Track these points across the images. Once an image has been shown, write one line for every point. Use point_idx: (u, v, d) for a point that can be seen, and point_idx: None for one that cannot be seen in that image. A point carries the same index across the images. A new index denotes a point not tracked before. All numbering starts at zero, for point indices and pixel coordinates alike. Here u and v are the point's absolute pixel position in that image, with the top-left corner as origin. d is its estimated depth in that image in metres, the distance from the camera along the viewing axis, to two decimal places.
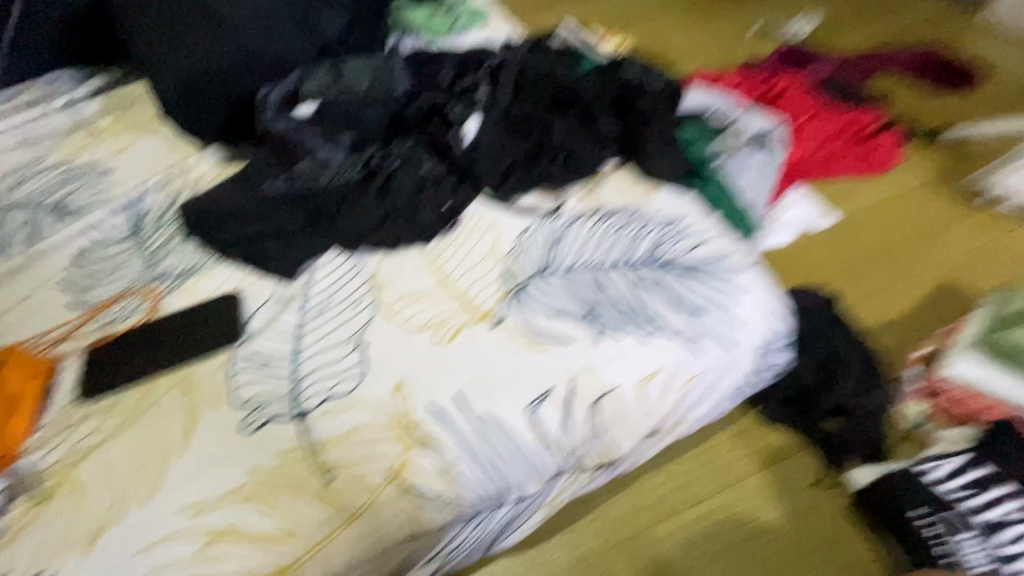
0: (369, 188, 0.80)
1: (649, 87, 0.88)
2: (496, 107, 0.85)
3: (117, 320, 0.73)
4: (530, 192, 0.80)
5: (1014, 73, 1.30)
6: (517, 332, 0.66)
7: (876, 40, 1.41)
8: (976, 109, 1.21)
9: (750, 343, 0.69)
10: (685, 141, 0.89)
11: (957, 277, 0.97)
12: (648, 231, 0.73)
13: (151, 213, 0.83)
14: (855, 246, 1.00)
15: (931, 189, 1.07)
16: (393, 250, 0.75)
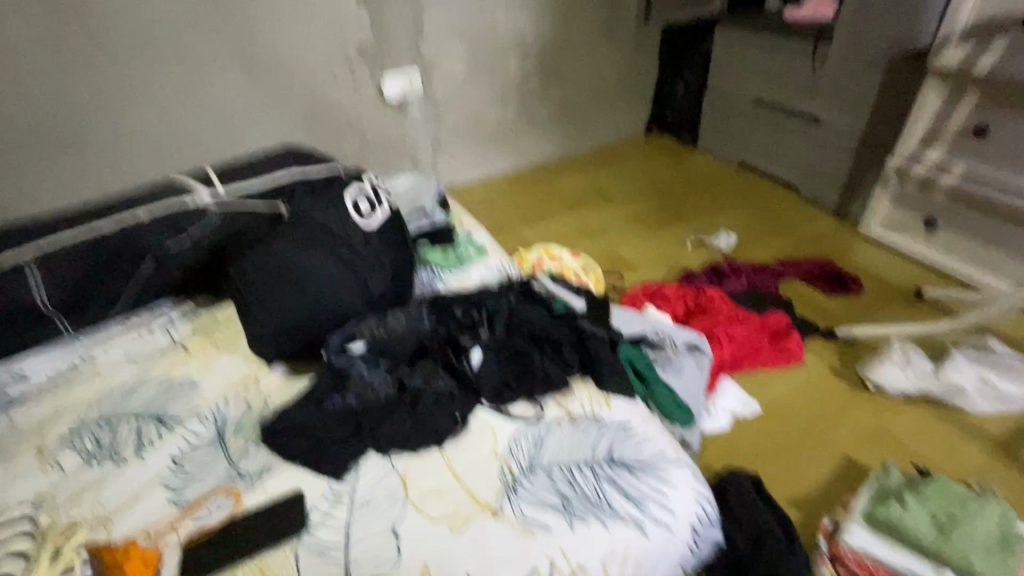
0: (399, 404, 1.10)
1: (600, 329, 1.22)
2: (493, 340, 1.18)
3: (206, 517, 0.97)
4: (518, 403, 1.11)
5: (881, 280, 1.71)
6: (510, 519, 0.90)
7: (775, 256, 1.89)
8: (856, 311, 1.60)
9: (684, 524, 0.92)
10: (630, 358, 1.23)
11: (857, 455, 1.20)
12: (604, 435, 1.02)
13: (231, 422, 1.15)
14: (771, 427, 1.27)
15: (827, 378, 1.38)
16: (418, 453, 1.04)
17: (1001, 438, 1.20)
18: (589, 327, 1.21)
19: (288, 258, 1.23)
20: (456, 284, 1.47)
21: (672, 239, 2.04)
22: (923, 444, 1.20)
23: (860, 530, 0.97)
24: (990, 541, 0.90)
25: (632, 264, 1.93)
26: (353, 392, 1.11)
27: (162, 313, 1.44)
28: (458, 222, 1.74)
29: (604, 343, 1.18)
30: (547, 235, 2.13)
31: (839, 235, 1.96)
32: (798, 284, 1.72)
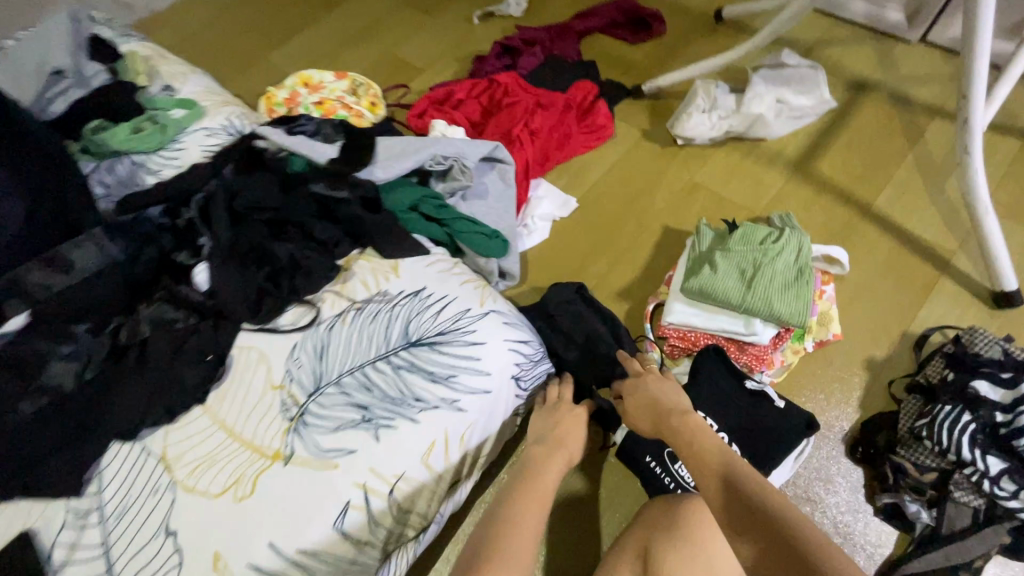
0: (124, 371, 0.80)
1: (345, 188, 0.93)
2: (219, 243, 0.85)
3: None
4: (288, 310, 0.86)
5: (683, 8, 1.51)
6: (306, 459, 0.74)
7: (573, 7, 1.58)
8: (662, 54, 1.42)
9: (504, 379, 0.81)
10: (412, 203, 0.98)
11: (673, 222, 1.15)
12: (397, 313, 0.83)
13: None
14: (590, 220, 1.17)
15: (638, 145, 1.26)
16: (175, 421, 0.80)
17: (798, 158, 1.18)
18: (327, 195, 0.92)
19: None
20: (172, 172, 1.08)
21: (457, 17, 1.62)
22: (731, 188, 1.17)
23: (681, 308, 0.94)
24: (788, 275, 0.90)
25: (415, 66, 1.54)
26: (48, 381, 0.80)
27: None
28: (141, 72, 1.19)
29: (355, 206, 0.91)
30: (303, 55, 1.61)
31: None
32: (600, 37, 1.47)
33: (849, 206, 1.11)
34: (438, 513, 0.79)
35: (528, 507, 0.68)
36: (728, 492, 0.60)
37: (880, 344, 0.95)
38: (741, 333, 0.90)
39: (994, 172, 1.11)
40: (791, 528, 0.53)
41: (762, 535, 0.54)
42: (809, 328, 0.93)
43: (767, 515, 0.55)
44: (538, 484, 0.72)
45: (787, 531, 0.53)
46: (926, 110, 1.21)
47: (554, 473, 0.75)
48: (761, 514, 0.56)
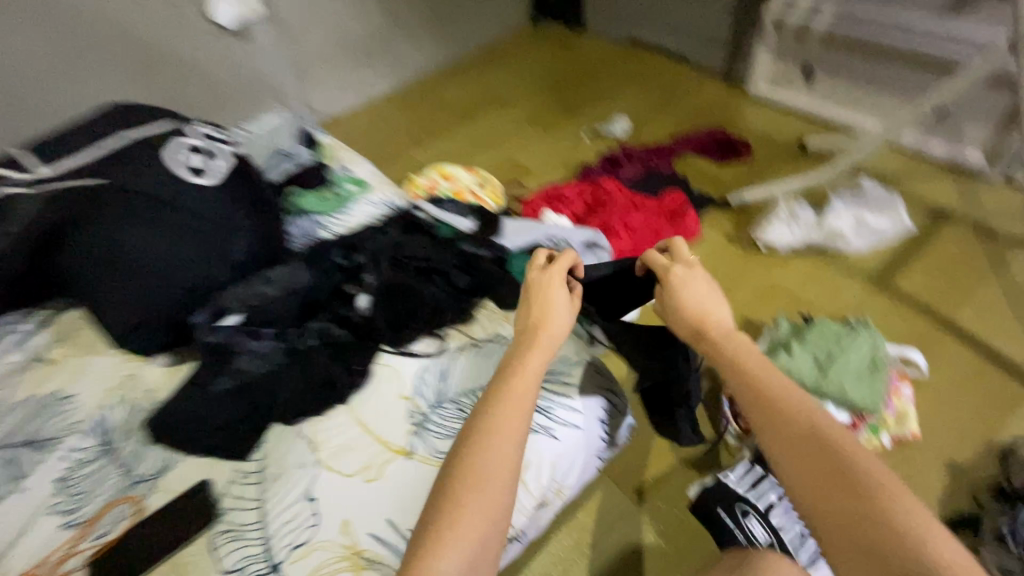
0: (292, 367, 1.03)
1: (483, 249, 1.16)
2: (379, 281, 1.10)
3: (108, 530, 0.93)
4: (420, 340, 1.06)
5: (769, 139, 1.73)
6: (424, 457, 0.90)
7: (669, 133, 1.86)
8: (748, 175, 1.62)
9: (592, 419, 0.95)
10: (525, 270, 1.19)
11: (752, 315, 1.26)
12: None
13: (116, 429, 1.06)
14: None
15: (723, 247, 1.42)
16: (322, 414, 0.99)
17: (876, 271, 1.28)
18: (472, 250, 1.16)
19: (120, 238, 1.05)
20: (342, 229, 1.36)
21: (570, 135, 1.96)
22: (809, 290, 1.28)
23: None
24: (862, 367, 0.98)
25: (530, 168, 1.86)
26: (241, 369, 1.04)
27: (10, 326, 1.28)
28: (331, 156, 1.58)
29: (492, 261, 1.14)
30: (441, 154, 2.00)
31: (728, 100, 1.95)
32: (693, 157, 1.71)
33: (929, 318, 1.17)
34: (523, 530, 0.89)
35: (506, 415, 0.67)
36: (814, 475, 0.69)
37: (964, 449, 0.97)
38: None
39: None
40: (880, 517, 0.63)
41: (849, 516, 0.65)
42: (885, 421, 0.98)
43: (855, 498, 0.65)
44: (512, 388, 0.70)
45: (875, 513, 0.64)
46: (1008, 241, 1.29)
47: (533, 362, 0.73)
48: (845, 497, 0.66)
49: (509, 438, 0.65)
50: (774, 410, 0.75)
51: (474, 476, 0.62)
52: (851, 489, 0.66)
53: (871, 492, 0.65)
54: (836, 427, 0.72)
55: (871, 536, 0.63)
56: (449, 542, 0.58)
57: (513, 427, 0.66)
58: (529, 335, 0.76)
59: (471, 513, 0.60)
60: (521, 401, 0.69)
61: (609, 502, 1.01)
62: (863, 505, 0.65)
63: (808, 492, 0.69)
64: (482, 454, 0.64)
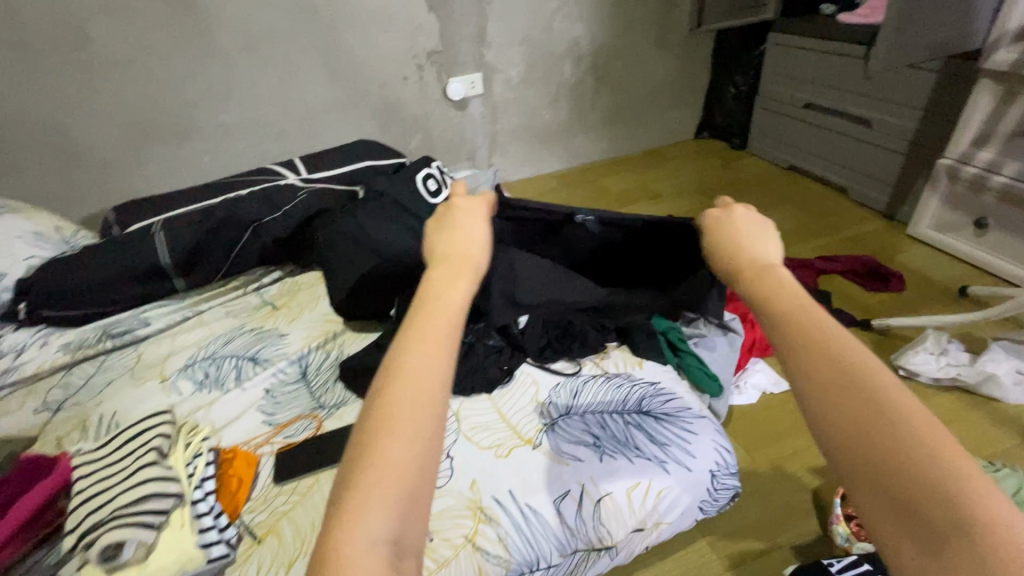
0: (454, 354, 1.24)
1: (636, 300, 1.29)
2: None
3: (293, 434, 1.17)
4: (559, 361, 1.25)
5: (925, 278, 1.73)
6: (548, 451, 1.04)
7: (816, 252, 1.93)
8: (897, 305, 1.63)
9: (703, 468, 1.03)
10: (663, 329, 1.33)
11: None
12: (636, 389, 1.15)
13: (312, 365, 1.36)
14: (798, 404, 1.35)
15: None
16: (470, 396, 1.19)
17: None
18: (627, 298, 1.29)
19: (365, 227, 1.41)
20: None
21: None
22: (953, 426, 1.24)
23: None
24: None
25: None
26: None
27: (256, 277, 1.71)
28: None
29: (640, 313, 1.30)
30: None
31: (885, 235, 1.98)
32: (838, 279, 1.77)
33: None
34: (617, 546, 0.97)
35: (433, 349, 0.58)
36: (838, 413, 0.48)
37: None
38: None
39: None
40: (931, 483, 0.42)
41: (888, 499, 0.43)
42: None
43: (901, 474, 0.43)
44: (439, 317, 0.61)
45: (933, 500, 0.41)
46: None
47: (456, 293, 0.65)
48: (894, 468, 0.44)
49: (420, 382, 0.55)
50: (799, 332, 0.53)
51: (384, 429, 0.52)
52: (886, 438, 0.45)
53: (913, 450, 0.44)
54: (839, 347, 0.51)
55: (921, 528, 0.41)
56: (353, 524, 0.48)
57: (419, 370, 0.56)
58: (449, 268, 0.68)
59: (372, 491, 0.49)
60: (451, 324, 0.61)
61: (700, 558, 1.05)
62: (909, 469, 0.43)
63: (835, 441, 0.47)
64: (400, 404, 0.54)
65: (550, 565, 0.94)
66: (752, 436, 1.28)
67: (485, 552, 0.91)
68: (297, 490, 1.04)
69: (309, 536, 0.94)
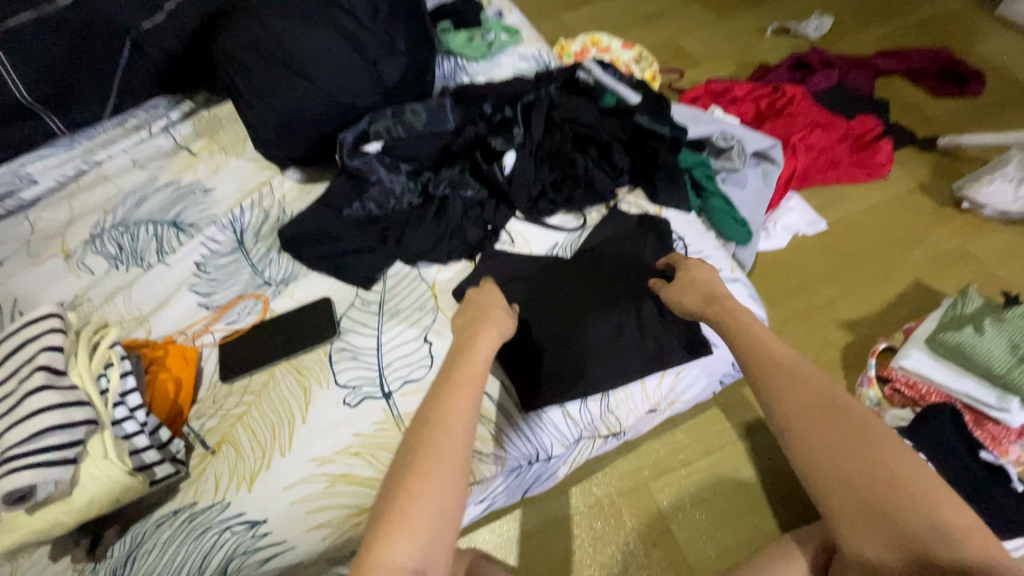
0: (425, 213, 1.00)
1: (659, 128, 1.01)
2: (530, 140, 1.00)
3: (237, 320, 0.96)
4: (556, 215, 1.00)
5: (1008, 76, 1.38)
6: (545, 332, 0.85)
7: (876, 44, 1.52)
8: (968, 115, 1.32)
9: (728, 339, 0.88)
10: (686, 166, 1.05)
11: (927, 280, 1.09)
12: (652, 247, 0.93)
13: (249, 228, 1.07)
14: (834, 247, 1.15)
15: (912, 196, 1.20)
16: (448, 264, 0.96)
17: None
18: (648, 124, 1.01)
19: (278, 32, 1.00)
20: (486, 78, 1.25)
21: (750, 25, 1.65)
22: (1015, 272, 1.07)
23: (920, 354, 0.90)
24: None
25: (694, 57, 1.60)
26: (381, 196, 1.01)
27: (159, 113, 1.30)
28: None
29: (665, 144, 1.00)
30: (594, 21, 1.76)
31: (965, 16, 1.55)
32: (900, 82, 1.40)
33: None
34: (625, 430, 0.86)
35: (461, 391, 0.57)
36: (834, 470, 0.52)
37: None
38: (989, 404, 0.84)
39: None
40: (903, 508, 0.49)
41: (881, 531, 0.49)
42: None
43: (889, 511, 0.49)
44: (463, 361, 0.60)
45: (917, 523, 0.49)
46: None
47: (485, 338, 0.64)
48: (881, 500, 0.50)
49: (457, 419, 0.54)
50: (783, 380, 0.57)
51: (425, 467, 0.52)
52: (876, 478, 0.51)
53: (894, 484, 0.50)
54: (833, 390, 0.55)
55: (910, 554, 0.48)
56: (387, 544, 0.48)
57: (456, 414, 0.55)
58: (472, 315, 0.69)
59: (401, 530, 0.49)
60: (476, 373, 0.59)
61: (713, 428, 0.96)
62: (898, 501, 0.49)
63: (828, 493, 0.52)
64: (432, 442, 0.53)
65: (550, 456, 0.83)
66: (778, 287, 1.11)
67: (475, 452, 0.79)
68: (251, 388, 0.88)
69: (269, 444, 0.80)
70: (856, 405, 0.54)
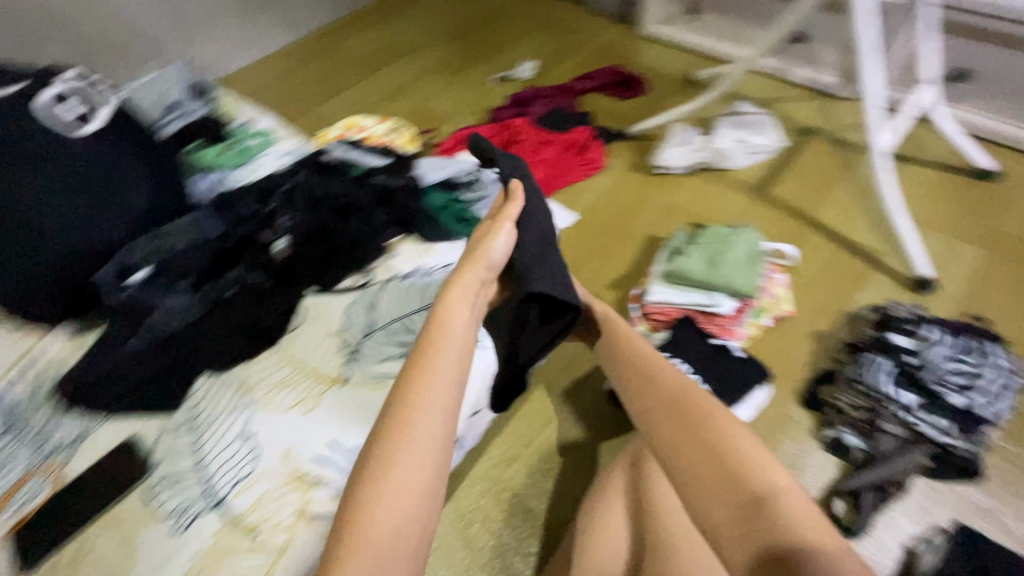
0: (215, 318, 1.01)
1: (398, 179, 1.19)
2: (295, 222, 1.10)
3: (25, 502, 0.86)
4: (344, 279, 1.08)
5: (661, 74, 1.85)
6: (358, 382, 0.93)
7: (571, 72, 1.93)
8: (644, 107, 1.73)
9: None
10: (444, 203, 1.22)
11: (655, 232, 1.38)
12: (433, 282, 1.04)
13: (15, 403, 0.95)
14: (586, 230, 1.41)
15: (626, 174, 1.52)
16: (251, 359, 0.98)
17: (763, 181, 1.43)
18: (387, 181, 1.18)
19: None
20: (246, 179, 1.30)
21: (477, 79, 1.97)
22: (705, 205, 1.41)
23: (659, 286, 1.16)
24: (744, 260, 1.13)
25: (442, 114, 1.86)
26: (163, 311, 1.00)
27: None
28: (231, 107, 1.49)
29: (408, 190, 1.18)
30: (350, 105, 1.94)
31: (623, 39, 2.04)
32: (596, 96, 1.79)
33: (799, 218, 1.33)
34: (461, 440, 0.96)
35: (448, 375, 0.63)
36: (678, 442, 0.67)
37: (828, 319, 1.13)
38: (707, 304, 1.12)
39: (923, 190, 1.31)
40: (736, 465, 0.63)
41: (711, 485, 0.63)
42: (765, 307, 1.14)
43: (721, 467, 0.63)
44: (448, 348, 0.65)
45: (750, 486, 0.61)
46: (861, 148, 1.46)
47: (459, 311, 0.70)
48: (721, 463, 0.63)
49: (428, 423, 0.59)
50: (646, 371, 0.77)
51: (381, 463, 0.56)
52: (710, 445, 0.65)
53: (725, 449, 0.64)
54: (690, 389, 0.71)
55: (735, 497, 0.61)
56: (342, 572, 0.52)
57: (432, 401, 0.60)
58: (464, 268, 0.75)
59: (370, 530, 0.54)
60: (430, 355, 0.64)
61: (537, 407, 1.10)
62: (732, 471, 0.62)
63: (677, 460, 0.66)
64: (413, 425, 0.58)
65: None
66: None
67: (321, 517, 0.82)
68: (62, 560, 0.81)
69: None
70: (696, 389, 0.71)
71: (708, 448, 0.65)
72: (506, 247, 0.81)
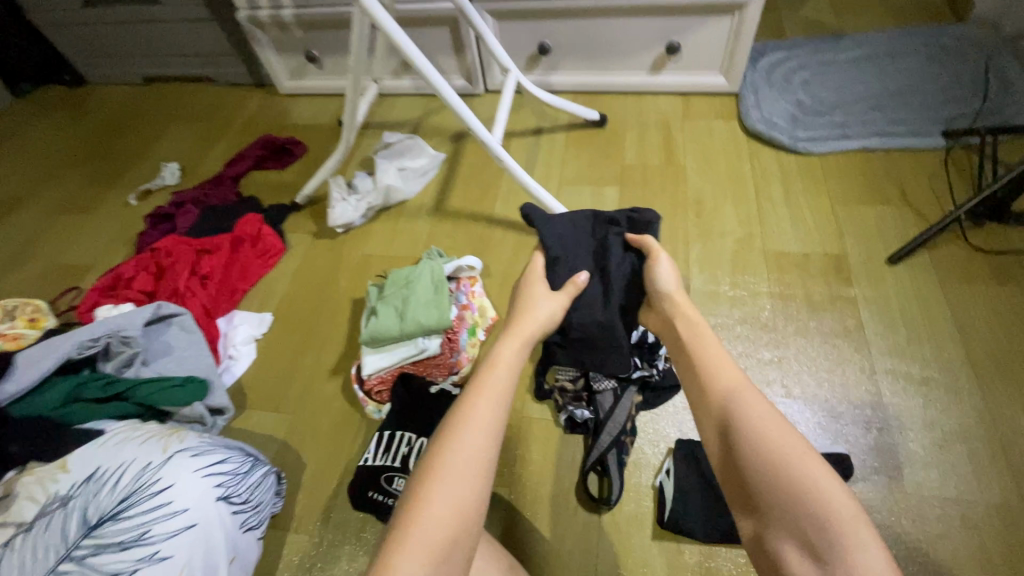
0: None
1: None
2: None
3: None
4: None
5: (315, 127, 1.77)
6: None
7: (222, 159, 1.75)
8: (309, 168, 1.64)
9: (205, 507, 0.84)
10: (70, 396, 0.98)
11: (358, 293, 1.30)
12: (70, 514, 0.79)
13: None
14: (288, 325, 1.27)
15: (311, 246, 1.41)
16: None
17: (438, 199, 1.45)
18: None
19: None
20: None
21: (116, 206, 1.69)
22: (397, 244, 1.38)
23: (369, 357, 1.08)
24: (429, 295, 1.07)
25: (83, 265, 1.53)
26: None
27: None
28: None
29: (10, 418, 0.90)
30: None
31: (267, 104, 1.92)
32: (255, 174, 1.65)
33: (479, 220, 1.38)
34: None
35: (481, 399, 0.67)
36: (714, 426, 0.64)
37: None
38: (416, 354, 1.06)
39: (563, 153, 1.44)
40: (772, 458, 0.57)
41: (743, 482, 0.59)
42: (473, 322, 1.15)
43: (755, 449, 0.59)
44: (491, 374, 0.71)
45: (784, 468, 0.56)
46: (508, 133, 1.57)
47: (508, 349, 0.75)
48: (747, 444, 0.59)
49: (477, 428, 0.64)
50: (692, 345, 0.73)
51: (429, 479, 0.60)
52: (754, 432, 0.60)
53: (756, 434, 0.59)
54: (733, 384, 0.65)
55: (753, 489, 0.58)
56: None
57: (476, 423, 0.65)
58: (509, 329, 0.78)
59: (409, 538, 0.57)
60: (497, 381, 0.70)
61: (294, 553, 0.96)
62: (767, 461, 0.57)
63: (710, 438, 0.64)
64: (443, 458, 0.62)
65: None
66: (270, 391, 1.17)
67: None
68: None
69: None
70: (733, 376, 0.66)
71: (734, 413, 0.62)
72: (539, 284, 0.85)
